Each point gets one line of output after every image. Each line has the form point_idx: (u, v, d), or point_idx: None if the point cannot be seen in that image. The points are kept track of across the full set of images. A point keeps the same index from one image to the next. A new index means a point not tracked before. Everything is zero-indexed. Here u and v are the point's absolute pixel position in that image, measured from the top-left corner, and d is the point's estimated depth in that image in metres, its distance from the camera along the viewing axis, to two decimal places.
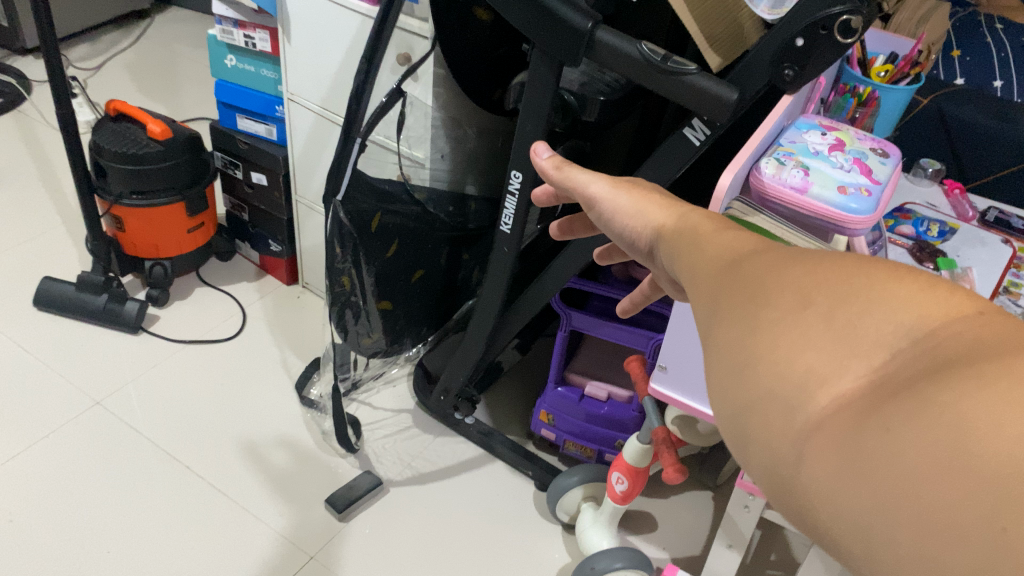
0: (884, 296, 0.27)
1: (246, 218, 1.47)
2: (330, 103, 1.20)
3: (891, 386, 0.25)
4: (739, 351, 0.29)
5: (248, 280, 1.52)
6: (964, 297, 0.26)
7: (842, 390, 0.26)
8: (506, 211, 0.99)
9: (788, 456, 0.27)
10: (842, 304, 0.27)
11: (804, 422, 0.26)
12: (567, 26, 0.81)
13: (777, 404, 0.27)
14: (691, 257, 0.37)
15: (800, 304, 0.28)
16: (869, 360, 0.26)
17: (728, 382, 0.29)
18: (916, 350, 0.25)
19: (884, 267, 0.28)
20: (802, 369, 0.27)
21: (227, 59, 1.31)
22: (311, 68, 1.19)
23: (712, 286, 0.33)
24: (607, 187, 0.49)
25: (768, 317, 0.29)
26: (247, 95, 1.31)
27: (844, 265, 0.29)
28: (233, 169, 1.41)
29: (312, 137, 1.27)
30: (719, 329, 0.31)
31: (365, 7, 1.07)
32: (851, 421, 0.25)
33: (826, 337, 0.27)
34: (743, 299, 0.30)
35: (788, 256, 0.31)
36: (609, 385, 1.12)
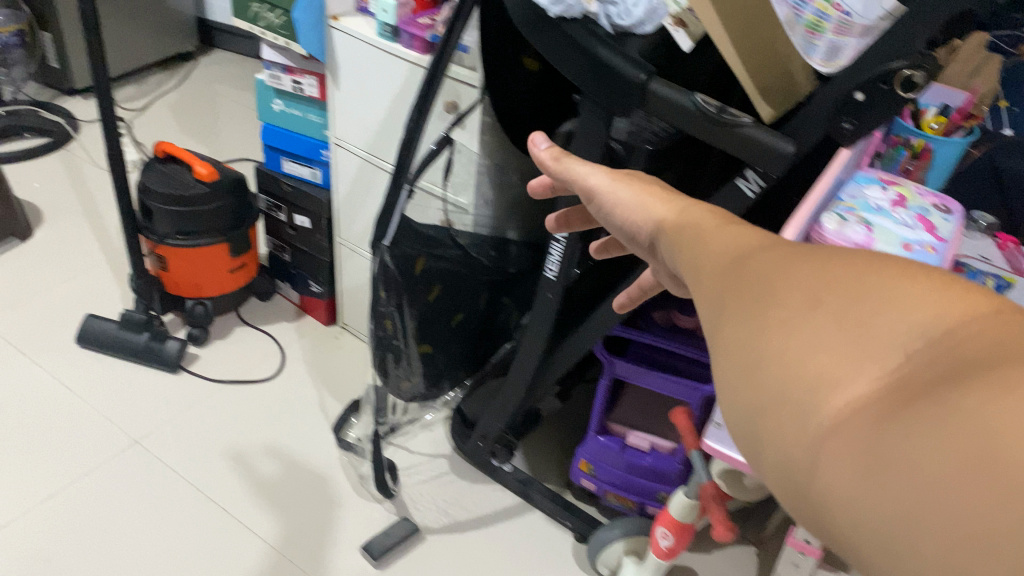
0: (899, 297, 0.29)
1: (288, 259, 1.48)
2: (376, 147, 1.22)
3: (909, 388, 0.26)
4: (747, 355, 0.30)
5: (287, 320, 1.52)
6: (973, 301, 0.29)
7: (858, 392, 0.27)
8: (552, 257, 0.98)
9: (803, 460, 0.27)
10: (853, 307, 0.29)
11: (817, 426, 0.27)
12: (621, 76, 0.82)
13: (792, 408, 0.28)
14: (693, 255, 0.39)
15: (810, 305, 0.30)
16: (883, 362, 0.27)
17: (741, 384, 0.30)
18: (932, 352, 0.27)
19: (891, 270, 0.30)
20: (815, 373, 0.28)
21: (274, 103, 1.33)
22: (358, 114, 1.21)
23: (716, 289, 0.35)
24: (607, 180, 0.52)
25: (779, 317, 0.30)
26: (293, 139, 1.33)
27: (853, 268, 0.31)
28: (277, 211, 1.42)
29: (356, 181, 1.29)
30: (728, 328, 0.32)
31: (415, 56, 1.09)
32: (869, 423, 0.26)
33: (839, 339, 0.28)
34: (751, 300, 0.32)
35: (794, 255, 0.33)
36: (652, 435, 1.10)
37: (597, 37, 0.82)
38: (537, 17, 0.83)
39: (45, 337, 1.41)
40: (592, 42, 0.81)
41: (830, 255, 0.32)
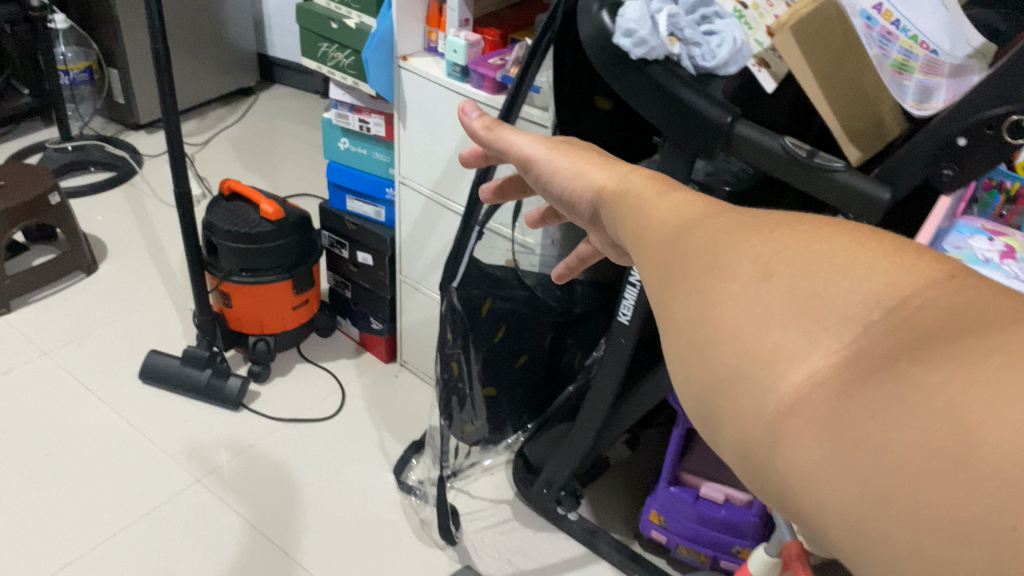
0: (850, 264, 0.26)
1: (349, 296, 1.46)
2: (442, 186, 1.21)
3: (868, 363, 0.24)
4: (697, 332, 0.28)
5: (347, 357, 1.50)
6: (928, 262, 0.26)
7: (816, 367, 0.24)
8: (625, 301, 0.96)
9: (761, 441, 0.25)
10: (804, 278, 0.26)
11: (775, 407, 0.25)
12: (704, 118, 0.80)
13: (746, 389, 0.26)
14: (645, 233, 0.39)
15: (760, 276, 0.27)
16: (839, 335, 0.25)
17: (696, 361, 0.28)
18: (890, 321, 0.24)
19: (843, 234, 0.27)
20: (768, 349, 0.25)
21: (340, 141, 1.33)
22: (424, 153, 1.21)
23: (662, 263, 0.33)
24: (543, 149, 0.57)
25: (727, 292, 0.28)
26: (358, 178, 1.33)
27: (802, 236, 0.28)
28: (340, 248, 1.42)
29: (420, 220, 1.28)
30: (676, 304, 0.30)
31: (484, 96, 1.09)
32: (829, 402, 0.24)
33: (793, 312, 0.26)
34: (700, 272, 0.30)
35: (736, 224, 0.31)
36: (726, 486, 1.06)
37: (680, 78, 0.80)
38: (616, 59, 0.81)
39: (107, 372, 1.42)
40: (675, 83, 0.80)
41: (782, 223, 0.29)
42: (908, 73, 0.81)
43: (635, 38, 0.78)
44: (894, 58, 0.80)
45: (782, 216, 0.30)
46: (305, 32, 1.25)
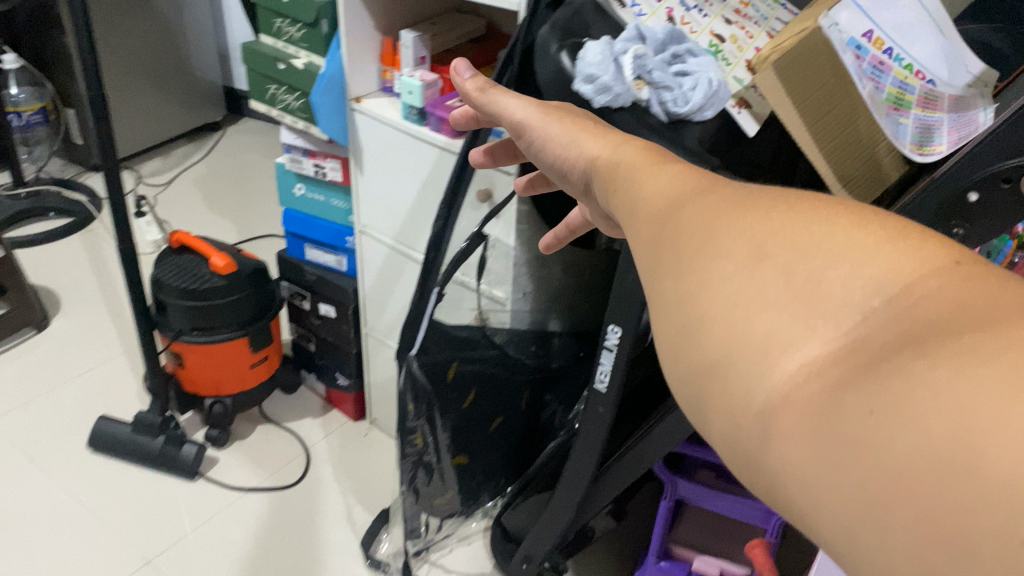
0: (851, 252, 0.26)
1: (313, 349, 1.37)
2: (403, 235, 1.12)
3: (865, 353, 0.24)
4: (688, 316, 0.28)
5: (312, 416, 1.40)
6: (929, 252, 0.26)
7: (813, 355, 0.25)
8: (601, 368, 0.87)
9: (754, 430, 0.25)
10: (802, 262, 0.27)
11: (767, 397, 0.25)
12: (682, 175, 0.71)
13: (739, 377, 0.26)
14: (630, 203, 0.37)
15: (755, 258, 0.27)
16: (836, 324, 0.25)
17: (688, 347, 0.28)
18: (890, 311, 0.25)
19: (842, 220, 0.28)
20: (762, 334, 0.26)
21: (295, 188, 1.24)
22: (385, 202, 1.11)
23: (651, 241, 0.33)
24: (537, 114, 0.54)
25: (720, 273, 0.28)
26: (316, 226, 1.23)
27: (800, 215, 0.28)
28: (301, 300, 1.32)
29: (383, 270, 1.18)
30: (668, 284, 0.30)
31: (444, 140, 1.00)
32: (824, 392, 0.24)
33: (789, 298, 0.26)
34: (692, 252, 0.30)
35: (731, 202, 0.31)
36: (721, 560, 0.96)
37: (648, 127, 0.72)
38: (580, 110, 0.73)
39: (55, 440, 1.32)
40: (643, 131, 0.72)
41: (780, 206, 0.30)
42: (906, 108, 0.72)
43: (597, 83, 0.70)
44: (887, 92, 0.72)
45: (777, 195, 0.30)
46: (253, 74, 1.16)
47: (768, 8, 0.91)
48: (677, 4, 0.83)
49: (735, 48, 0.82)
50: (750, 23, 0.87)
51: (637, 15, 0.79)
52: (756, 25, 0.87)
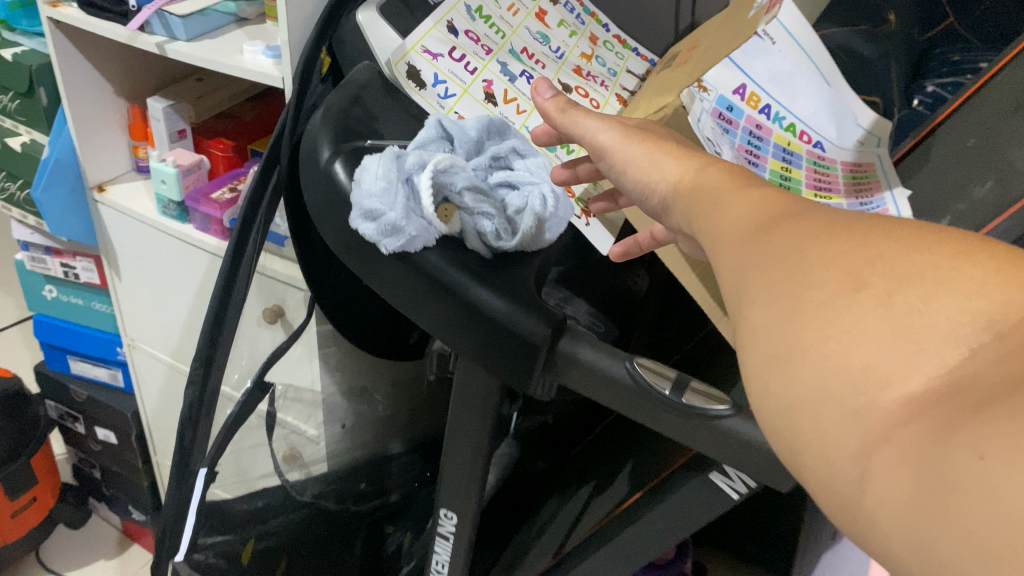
0: (959, 279, 0.23)
1: (99, 477, 1.10)
2: (182, 352, 0.87)
3: (971, 394, 0.20)
4: (779, 341, 0.25)
5: (105, 556, 1.13)
6: None
7: (912, 389, 0.21)
8: (438, 557, 0.65)
9: (849, 473, 0.22)
10: (901, 293, 0.23)
11: (865, 434, 0.22)
12: (513, 335, 0.50)
13: (834, 412, 0.22)
14: (723, 240, 0.31)
15: (852, 288, 0.24)
16: (940, 358, 0.21)
17: (775, 379, 0.25)
18: (999, 348, 0.21)
19: (947, 244, 0.24)
20: (861, 369, 0.22)
21: (44, 290, 0.96)
22: (152, 314, 0.86)
23: (738, 267, 0.29)
24: (618, 135, 0.44)
25: (813, 302, 0.24)
26: (77, 336, 0.97)
27: (899, 243, 0.25)
28: (73, 421, 1.05)
29: (164, 391, 0.93)
30: (755, 310, 0.26)
31: (213, 243, 0.76)
32: (931, 429, 0.20)
33: (886, 333, 0.22)
34: (784, 282, 0.26)
35: (824, 229, 0.27)
36: None
37: (466, 268, 0.51)
38: (356, 243, 0.51)
39: None
40: (459, 277, 0.50)
41: (874, 229, 0.26)
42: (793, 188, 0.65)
43: (381, 222, 0.48)
44: (773, 167, 0.66)
45: (879, 220, 0.27)
46: None
47: (616, 58, 0.75)
48: (497, 71, 0.62)
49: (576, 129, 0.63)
50: (594, 85, 0.69)
51: (443, 96, 0.58)
52: (602, 87, 0.70)
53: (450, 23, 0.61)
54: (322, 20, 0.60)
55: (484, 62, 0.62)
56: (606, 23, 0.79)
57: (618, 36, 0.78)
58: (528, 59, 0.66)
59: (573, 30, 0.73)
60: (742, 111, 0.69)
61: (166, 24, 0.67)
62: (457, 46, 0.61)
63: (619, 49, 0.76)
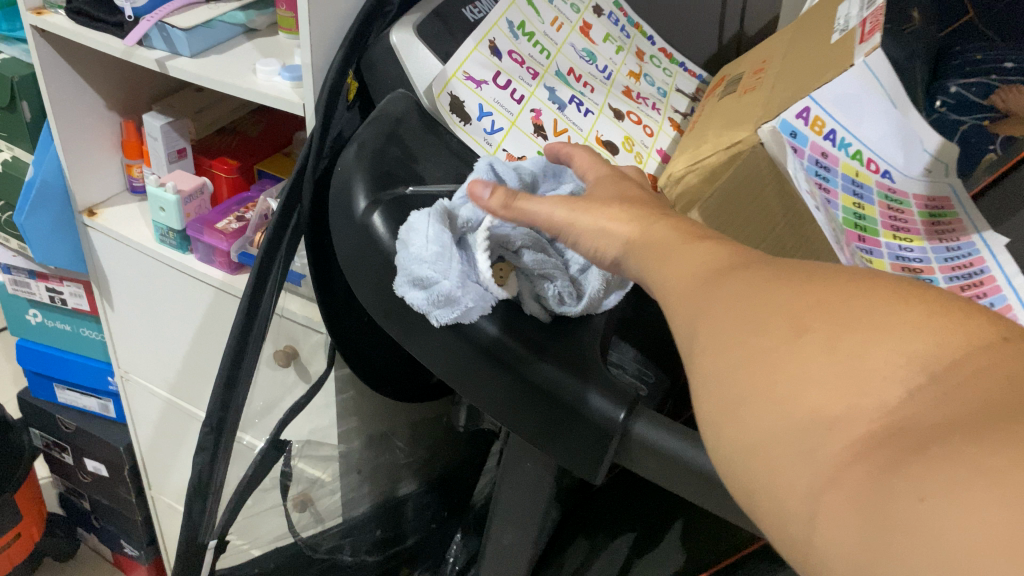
0: (902, 323, 0.22)
1: (87, 507, 1.03)
2: (181, 388, 0.80)
3: (910, 436, 0.20)
4: (732, 386, 0.24)
5: None
6: (977, 323, 0.22)
7: (856, 435, 0.21)
8: None
9: (800, 514, 0.21)
10: (844, 337, 0.22)
11: (816, 474, 0.21)
12: (578, 417, 0.42)
13: (784, 457, 0.22)
14: (664, 270, 0.29)
15: (795, 332, 0.23)
16: (880, 400, 0.21)
17: (728, 427, 0.24)
18: (936, 391, 0.21)
19: (882, 287, 0.23)
20: (808, 414, 0.22)
21: (28, 314, 0.88)
22: (148, 346, 0.79)
23: (685, 305, 0.27)
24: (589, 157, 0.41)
25: (759, 347, 0.24)
26: (64, 364, 0.89)
27: (841, 289, 0.24)
28: (60, 451, 0.98)
29: (160, 427, 0.86)
30: (703, 354, 0.25)
31: (219, 277, 0.69)
32: (874, 470, 0.20)
33: (831, 376, 0.22)
34: (733, 326, 0.25)
35: (769, 278, 0.26)
36: None
37: (524, 337, 0.43)
38: (394, 307, 0.44)
39: None
40: (515, 350, 0.43)
41: (818, 273, 0.25)
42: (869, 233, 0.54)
43: (432, 291, 0.41)
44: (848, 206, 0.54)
45: (821, 264, 0.26)
46: None
47: (664, 74, 0.69)
48: (545, 98, 0.56)
49: (632, 159, 0.58)
50: (647, 109, 0.63)
51: (490, 130, 0.53)
52: (654, 110, 0.64)
53: (492, 44, 0.55)
54: (348, 40, 0.53)
55: (531, 88, 0.56)
56: (651, 33, 0.73)
57: (664, 49, 0.73)
58: (575, 82, 0.59)
59: (619, 45, 0.67)
60: (807, 137, 0.53)
61: (166, 38, 0.59)
62: (502, 71, 0.54)
63: (665, 65, 0.71)
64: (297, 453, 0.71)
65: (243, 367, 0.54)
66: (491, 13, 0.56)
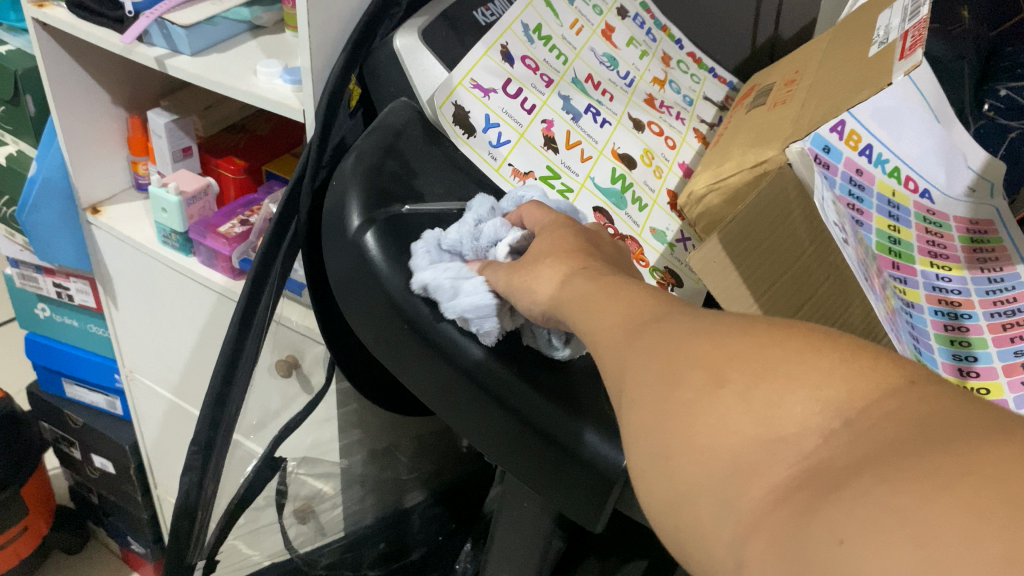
0: (808, 370, 0.21)
1: (96, 501, 1.02)
2: (184, 392, 0.79)
3: (826, 478, 0.19)
4: (659, 437, 0.23)
5: None
6: (883, 368, 0.21)
7: (777, 480, 0.20)
8: None
9: (725, 561, 0.20)
10: (761, 387, 0.22)
11: (739, 522, 0.20)
12: (578, 464, 0.38)
13: (709, 504, 0.21)
14: (605, 312, 0.28)
15: (714, 383, 0.22)
16: (798, 447, 0.20)
17: (656, 476, 0.23)
18: (849, 434, 0.20)
19: (798, 337, 0.23)
20: (730, 460, 0.21)
21: (36, 308, 0.86)
22: (150, 345, 0.78)
23: (619, 352, 0.26)
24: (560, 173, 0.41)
25: (681, 399, 0.23)
26: (72, 359, 0.88)
27: (755, 340, 0.23)
28: (68, 446, 0.96)
29: (165, 428, 0.85)
30: (632, 399, 0.24)
31: (220, 282, 0.66)
32: (793, 514, 0.19)
33: (748, 424, 0.21)
34: (658, 372, 0.24)
35: (693, 325, 0.25)
36: None
37: (522, 369, 0.39)
38: (385, 331, 0.41)
39: None
40: (511, 384, 0.39)
41: (736, 323, 0.24)
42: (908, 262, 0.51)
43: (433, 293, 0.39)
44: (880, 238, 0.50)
45: (731, 317, 0.25)
46: None
47: (692, 80, 0.66)
48: (559, 108, 0.53)
49: (651, 175, 0.55)
50: (670, 118, 0.60)
51: (495, 144, 0.49)
52: (678, 119, 0.61)
53: (505, 49, 0.52)
54: (349, 45, 0.50)
55: (544, 97, 0.52)
56: (679, 35, 0.69)
57: (692, 53, 0.69)
58: (593, 89, 0.56)
59: (644, 50, 0.63)
60: (840, 152, 0.50)
61: (166, 35, 0.57)
62: (512, 78, 0.51)
63: (693, 70, 0.67)
64: (292, 470, 0.67)
65: (234, 381, 0.51)
66: (505, 15, 0.53)
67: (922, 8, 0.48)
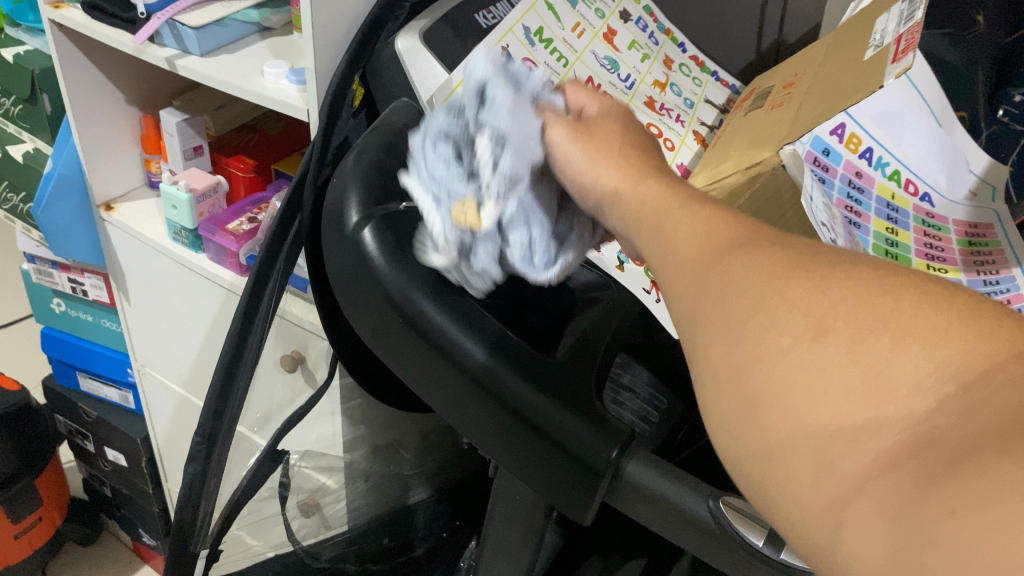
0: (920, 327, 0.20)
1: (109, 493, 1.04)
2: (194, 385, 0.80)
3: (941, 451, 0.19)
4: (746, 396, 0.22)
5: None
6: (1007, 333, 0.20)
7: (885, 446, 0.19)
8: None
9: (822, 524, 0.20)
10: (870, 339, 0.21)
11: (837, 488, 0.20)
12: (568, 458, 0.39)
13: (805, 466, 0.20)
14: (663, 266, 0.27)
15: (814, 331, 0.22)
16: (907, 409, 0.19)
17: (740, 434, 0.22)
18: (967, 399, 0.19)
19: (910, 292, 0.22)
20: (830, 421, 0.20)
21: (52, 303, 0.88)
22: (162, 339, 0.79)
23: (686, 304, 0.26)
24: None
25: (774, 346, 0.22)
26: (86, 353, 0.90)
27: (856, 288, 0.22)
28: (82, 439, 0.98)
29: (175, 420, 0.86)
30: (710, 351, 0.24)
31: (229, 277, 0.67)
32: (903, 486, 0.19)
33: (854, 380, 0.20)
34: (736, 323, 0.23)
35: (781, 262, 0.24)
36: None
37: (517, 365, 0.40)
38: (385, 328, 0.41)
39: None
40: (506, 378, 0.40)
41: (823, 263, 0.24)
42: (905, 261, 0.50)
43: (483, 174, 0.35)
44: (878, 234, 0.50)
45: (831, 247, 0.24)
46: None
47: (693, 84, 0.66)
48: None
49: None
50: (669, 121, 0.61)
51: None
52: (677, 122, 0.61)
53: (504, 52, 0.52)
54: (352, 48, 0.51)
55: None
56: (682, 40, 0.69)
57: (695, 57, 0.70)
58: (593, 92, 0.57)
59: (645, 53, 0.64)
60: (840, 156, 0.50)
61: (178, 35, 0.58)
62: None
63: (696, 74, 0.68)
64: (298, 463, 0.71)
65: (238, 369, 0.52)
66: (505, 19, 0.54)
67: (918, 13, 0.48)
